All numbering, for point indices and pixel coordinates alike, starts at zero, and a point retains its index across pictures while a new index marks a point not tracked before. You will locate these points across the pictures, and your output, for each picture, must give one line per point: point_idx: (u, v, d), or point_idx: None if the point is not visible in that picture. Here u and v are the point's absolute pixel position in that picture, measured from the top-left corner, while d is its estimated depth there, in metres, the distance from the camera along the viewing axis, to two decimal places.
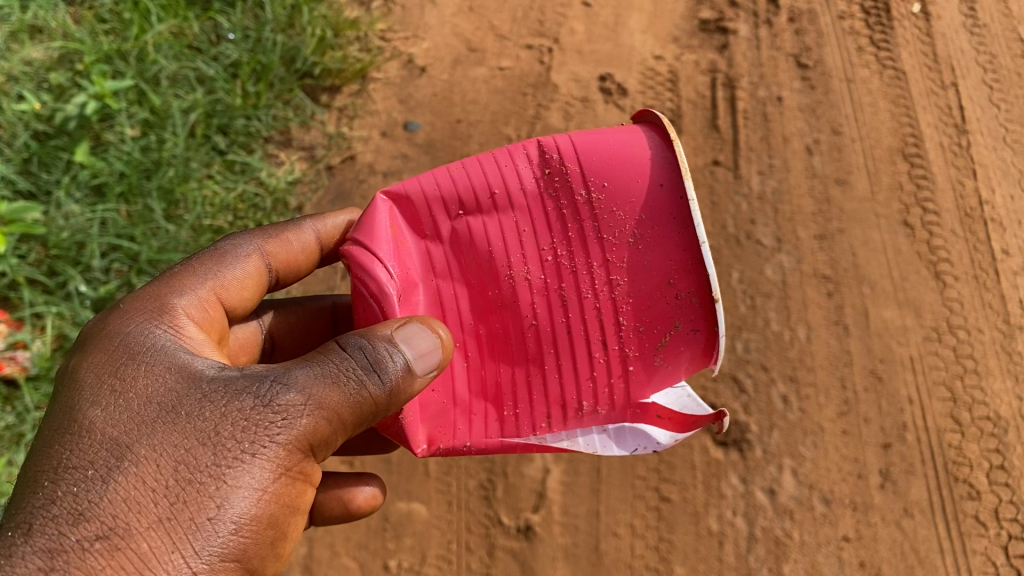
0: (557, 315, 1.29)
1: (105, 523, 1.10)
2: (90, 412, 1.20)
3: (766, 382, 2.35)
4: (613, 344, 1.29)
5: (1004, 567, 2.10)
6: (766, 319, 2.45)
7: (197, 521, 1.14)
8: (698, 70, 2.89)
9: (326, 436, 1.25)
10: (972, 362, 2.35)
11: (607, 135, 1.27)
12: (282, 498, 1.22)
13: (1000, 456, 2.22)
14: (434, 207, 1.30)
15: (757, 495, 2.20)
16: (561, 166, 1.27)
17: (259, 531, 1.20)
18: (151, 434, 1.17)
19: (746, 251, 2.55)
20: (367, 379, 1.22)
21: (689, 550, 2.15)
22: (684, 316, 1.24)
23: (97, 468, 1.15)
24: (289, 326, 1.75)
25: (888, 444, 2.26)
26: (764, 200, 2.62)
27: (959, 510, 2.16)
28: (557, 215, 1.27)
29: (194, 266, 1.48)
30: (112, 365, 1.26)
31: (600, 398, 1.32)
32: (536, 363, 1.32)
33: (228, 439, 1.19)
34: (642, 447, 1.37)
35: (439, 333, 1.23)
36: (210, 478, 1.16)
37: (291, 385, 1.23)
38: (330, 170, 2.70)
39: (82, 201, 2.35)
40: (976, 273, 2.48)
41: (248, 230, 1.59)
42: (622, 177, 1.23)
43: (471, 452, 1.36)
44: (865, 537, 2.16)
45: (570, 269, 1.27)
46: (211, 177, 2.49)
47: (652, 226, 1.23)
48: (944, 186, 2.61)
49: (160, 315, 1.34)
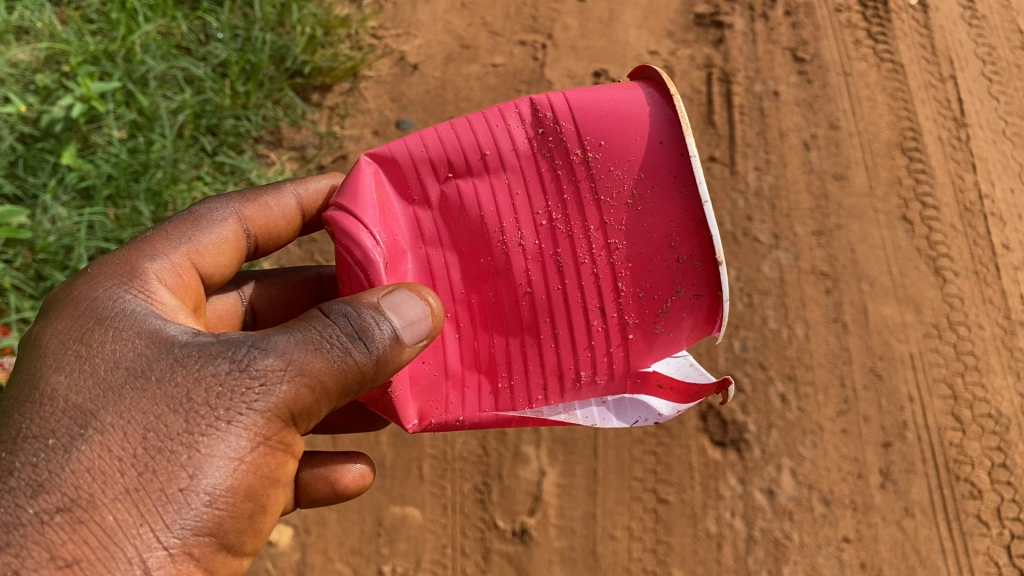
0: (553, 282, 1.25)
1: (67, 496, 1.02)
2: (52, 378, 1.12)
3: (765, 381, 2.32)
4: (611, 311, 1.24)
5: (1007, 567, 2.07)
6: (763, 317, 2.42)
7: (167, 492, 1.05)
8: (694, 65, 2.86)
9: (308, 405, 1.17)
10: (973, 359, 2.32)
11: (602, 92, 1.23)
12: (261, 469, 1.14)
13: (1002, 454, 2.19)
14: (422, 170, 1.26)
15: (756, 496, 2.17)
16: (555, 125, 1.22)
17: (235, 504, 1.12)
18: (118, 400, 1.09)
19: (743, 248, 2.52)
20: (352, 346, 1.15)
21: (687, 552, 2.12)
22: (686, 281, 1.20)
23: (59, 437, 1.06)
24: (272, 298, 1.69)
25: (888, 443, 2.23)
26: (761, 197, 2.59)
27: (960, 509, 2.13)
28: (551, 175, 1.22)
29: (167, 229, 1.42)
30: (78, 331, 1.17)
31: (598, 367, 1.28)
32: (532, 332, 1.27)
33: (202, 406, 1.11)
34: (643, 419, 1.33)
35: (430, 301, 1.17)
36: (182, 446, 1.08)
37: (270, 350, 1.15)
38: (321, 169, 2.66)
39: (69, 205, 2.33)
40: (977, 268, 2.45)
41: (225, 195, 1.54)
42: (620, 135, 1.19)
43: (462, 426, 1.32)
44: (865, 538, 2.12)
45: (565, 234, 1.23)
46: (201, 178, 2.47)
47: (651, 185, 1.18)
48: (943, 180, 2.58)
49: (131, 280, 1.27)
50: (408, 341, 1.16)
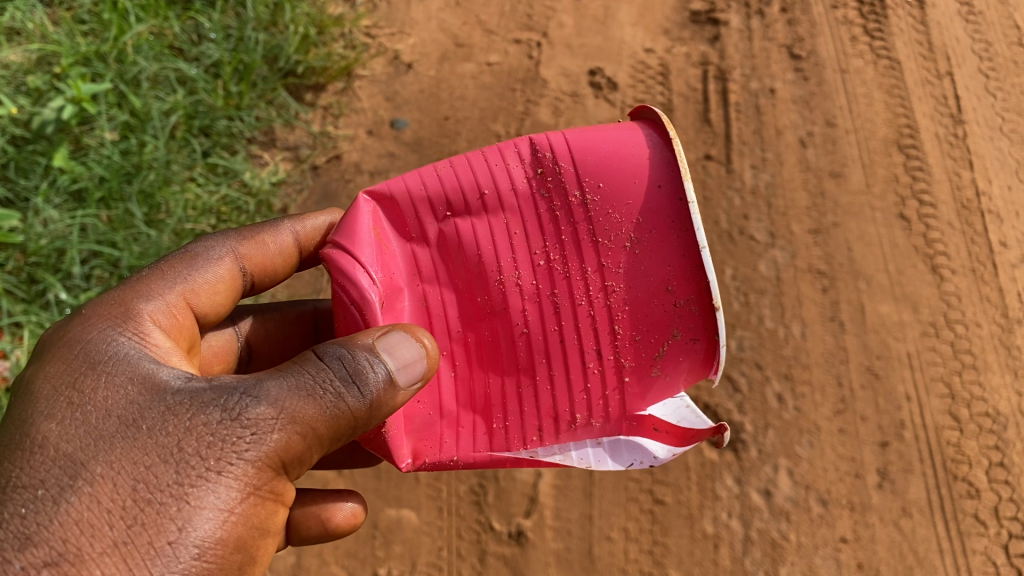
0: (549, 324, 1.24)
1: (55, 549, 1.00)
2: (43, 426, 1.10)
3: (761, 381, 2.31)
4: (608, 354, 1.24)
5: (1005, 567, 2.06)
6: (760, 316, 2.41)
7: (156, 545, 1.03)
8: (689, 62, 2.85)
9: (299, 452, 1.16)
10: (970, 357, 2.31)
11: (602, 133, 1.22)
12: (251, 520, 1.13)
13: (999, 453, 2.17)
14: (420, 209, 1.24)
15: (753, 496, 2.16)
16: (554, 166, 1.21)
17: (224, 556, 1.09)
18: (109, 449, 1.07)
19: (739, 247, 2.51)
20: (344, 391, 1.15)
21: (684, 554, 2.11)
22: (683, 325, 1.19)
23: (48, 487, 1.04)
24: (267, 333, 1.67)
25: (885, 442, 2.22)
26: (757, 195, 2.58)
27: (958, 509, 2.12)
28: (549, 216, 1.22)
29: (163, 266, 1.40)
30: (70, 376, 1.16)
31: (594, 410, 1.27)
32: (528, 373, 1.26)
33: (192, 456, 1.09)
34: (638, 461, 1.32)
35: (425, 342, 1.17)
36: (172, 498, 1.06)
37: (262, 398, 1.14)
38: (315, 169, 2.66)
39: (62, 207, 2.31)
40: (974, 265, 2.44)
41: (223, 233, 1.53)
42: (618, 177, 1.18)
43: (457, 466, 1.30)
44: (863, 538, 2.11)
45: (563, 275, 1.22)
46: (194, 180, 2.45)
47: (649, 229, 1.17)
48: (940, 178, 2.57)
49: (126, 321, 1.25)
50: (403, 382, 1.15)
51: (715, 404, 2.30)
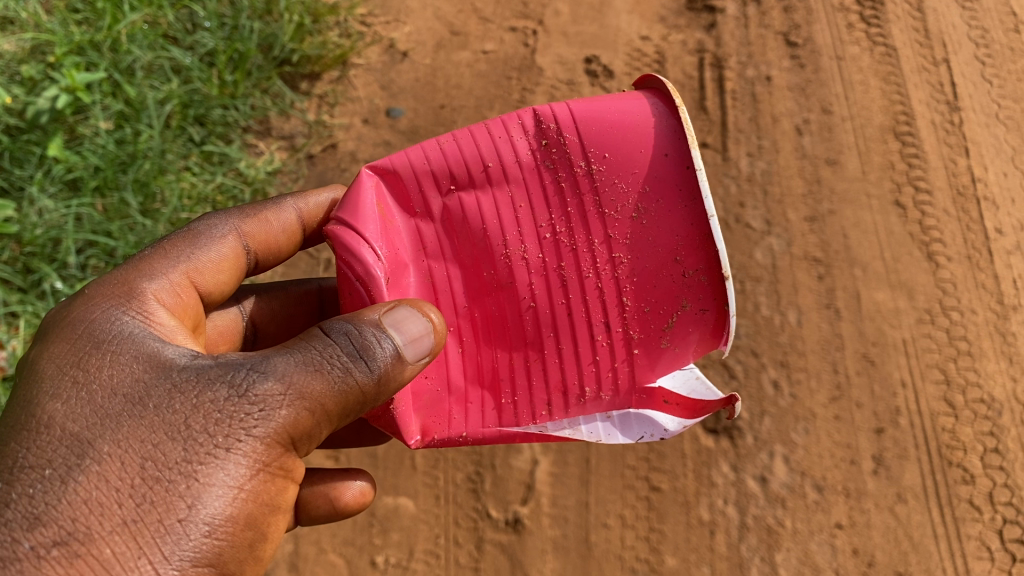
0: (556, 297, 1.24)
1: (64, 529, 1.00)
2: (49, 406, 1.10)
3: (757, 368, 2.32)
4: (616, 326, 1.24)
5: (999, 552, 2.07)
6: (756, 303, 2.41)
7: (166, 523, 1.03)
8: (685, 50, 2.84)
9: (308, 429, 1.16)
10: (966, 344, 2.31)
11: (607, 102, 1.22)
12: (261, 497, 1.13)
13: (994, 439, 2.18)
14: (424, 182, 1.24)
15: (749, 483, 2.17)
16: (558, 137, 1.22)
17: (235, 533, 1.10)
18: (116, 428, 1.07)
19: (736, 235, 2.51)
20: (353, 365, 1.15)
21: (680, 540, 2.12)
22: (692, 295, 1.19)
23: (55, 467, 1.04)
24: (273, 312, 1.68)
25: (880, 428, 2.22)
26: (753, 182, 2.58)
27: (953, 494, 2.13)
28: (554, 188, 1.22)
29: (166, 247, 1.40)
30: (74, 356, 1.16)
31: (603, 383, 1.27)
32: (535, 347, 1.27)
33: (200, 433, 1.09)
34: (648, 434, 1.32)
35: (431, 316, 1.18)
36: (180, 476, 1.06)
37: (269, 373, 1.14)
38: (310, 158, 2.65)
39: (57, 196, 2.30)
40: (969, 253, 2.44)
41: (225, 211, 1.52)
42: (623, 147, 1.19)
43: (466, 442, 1.30)
44: (858, 524, 2.12)
45: (569, 247, 1.22)
46: (190, 169, 2.46)
47: (656, 199, 1.17)
48: (936, 165, 2.57)
49: (129, 300, 1.25)
50: (407, 358, 1.16)
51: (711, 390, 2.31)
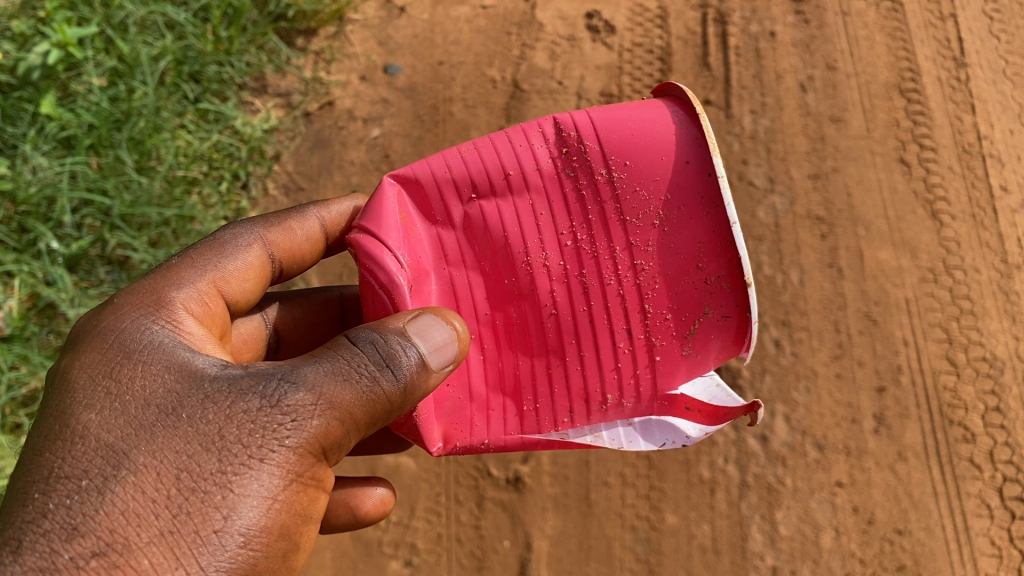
0: (578, 304, 1.22)
1: (102, 539, 0.98)
2: (83, 416, 1.08)
3: (758, 327, 2.31)
4: (638, 333, 1.21)
5: (999, 510, 2.07)
6: (758, 263, 2.39)
7: (202, 534, 1.01)
8: (688, 5, 2.78)
9: (339, 438, 1.14)
10: (969, 303, 2.30)
11: (627, 111, 1.20)
12: (293, 507, 1.10)
13: (996, 398, 2.18)
14: (446, 192, 1.23)
15: (750, 442, 2.17)
16: (579, 145, 1.20)
17: (269, 543, 1.07)
18: (150, 439, 1.05)
19: (738, 193, 2.48)
20: (380, 375, 1.13)
21: (681, 498, 2.11)
22: (714, 303, 1.17)
23: (91, 477, 1.02)
24: (295, 320, 1.64)
25: (882, 387, 2.22)
26: (756, 140, 2.55)
27: (953, 453, 2.13)
28: (575, 196, 1.20)
29: (192, 257, 1.38)
30: (106, 365, 1.13)
31: (625, 390, 1.24)
32: (557, 354, 1.24)
33: (234, 444, 1.07)
34: (670, 441, 1.29)
35: (455, 323, 1.15)
36: (215, 487, 1.04)
37: (299, 384, 1.12)
38: (307, 117, 2.62)
39: (50, 154, 2.27)
40: (974, 211, 2.42)
41: (254, 221, 1.49)
42: (644, 154, 1.17)
43: (488, 449, 1.28)
44: (858, 483, 2.12)
45: (591, 254, 1.20)
46: (185, 127, 2.41)
47: (678, 207, 1.16)
48: (941, 122, 2.53)
49: (158, 310, 1.23)
50: (433, 367, 1.13)
51: None
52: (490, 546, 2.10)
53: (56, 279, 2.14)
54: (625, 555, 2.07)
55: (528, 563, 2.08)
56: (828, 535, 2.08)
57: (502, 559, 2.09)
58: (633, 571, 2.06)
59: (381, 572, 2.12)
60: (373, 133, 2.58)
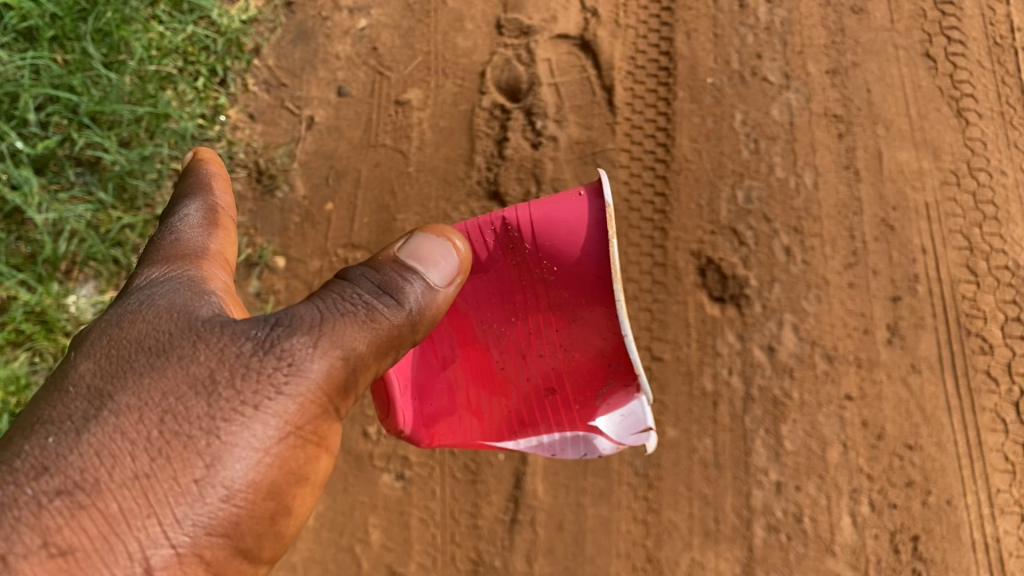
0: (502, 360, 1.26)
1: (71, 479, 0.86)
2: (77, 364, 0.98)
3: (768, 233, 2.17)
4: (554, 388, 1.26)
5: (1014, 425, 1.99)
6: (770, 164, 2.23)
7: (181, 481, 0.88)
8: None
9: (345, 383, 1.01)
10: (992, 208, 2.17)
11: (553, 205, 1.12)
12: (292, 463, 0.96)
13: (1016, 308, 2.08)
14: None
15: (755, 353, 2.07)
16: (509, 228, 1.15)
17: (258, 501, 0.93)
18: (136, 379, 0.94)
19: (751, 89, 2.31)
20: (377, 302, 1.04)
21: (683, 411, 2.03)
22: (618, 377, 1.20)
23: (72, 419, 0.91)
24: None
25: (896, 297, 2.11)
26: (771, 32, 2.37)
27: (970, 365, 2.04)
28: (499, 256, 1.19)
29: (165, 267, 1.11)
30: (107, 319, 1.04)
31: (552, 420, 1.30)
32: (486, 398, 1.30)
33: (224, 386, 0.95)
34: (589, 452, 1.30)
35: (458, 240, 1.12)
36: (200, 431, 0.91)
37: (299, 326, 1.00)
38: (289, 6, 2.44)
39: (11, 48, 2.08)
40: (1002, 109, 2.27)
41: (182, 203, 1.19)
42: (557, 241, 1.12)
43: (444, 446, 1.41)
44: (868, 396, 2.03)
45: (518, 326, 1.24)
46: (157, 18, 2.26)
47: (592, 308, 1.15)
48: (972, 13, 2.37)
49: (167, 267, 1.11)
50: (440, 292, 1.08)
51: (719, 258, 2.15)
52: (483, 460, 2.01)
53: (23, 183, 1.98)
54: (623, 469, 1.98)
55: (523, 478, 1.98)
56: (836, 450, 1.98)
57: (496, 474, 2.00)
58: (632, 485, 1.97)
59: (372, 486, 2.01)
60: (360, 25, 2.41)
